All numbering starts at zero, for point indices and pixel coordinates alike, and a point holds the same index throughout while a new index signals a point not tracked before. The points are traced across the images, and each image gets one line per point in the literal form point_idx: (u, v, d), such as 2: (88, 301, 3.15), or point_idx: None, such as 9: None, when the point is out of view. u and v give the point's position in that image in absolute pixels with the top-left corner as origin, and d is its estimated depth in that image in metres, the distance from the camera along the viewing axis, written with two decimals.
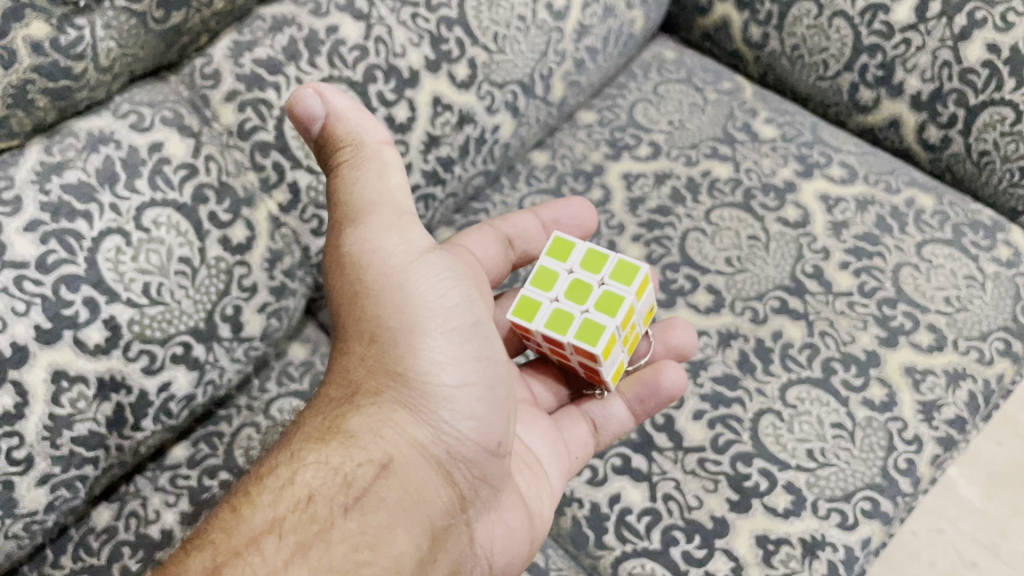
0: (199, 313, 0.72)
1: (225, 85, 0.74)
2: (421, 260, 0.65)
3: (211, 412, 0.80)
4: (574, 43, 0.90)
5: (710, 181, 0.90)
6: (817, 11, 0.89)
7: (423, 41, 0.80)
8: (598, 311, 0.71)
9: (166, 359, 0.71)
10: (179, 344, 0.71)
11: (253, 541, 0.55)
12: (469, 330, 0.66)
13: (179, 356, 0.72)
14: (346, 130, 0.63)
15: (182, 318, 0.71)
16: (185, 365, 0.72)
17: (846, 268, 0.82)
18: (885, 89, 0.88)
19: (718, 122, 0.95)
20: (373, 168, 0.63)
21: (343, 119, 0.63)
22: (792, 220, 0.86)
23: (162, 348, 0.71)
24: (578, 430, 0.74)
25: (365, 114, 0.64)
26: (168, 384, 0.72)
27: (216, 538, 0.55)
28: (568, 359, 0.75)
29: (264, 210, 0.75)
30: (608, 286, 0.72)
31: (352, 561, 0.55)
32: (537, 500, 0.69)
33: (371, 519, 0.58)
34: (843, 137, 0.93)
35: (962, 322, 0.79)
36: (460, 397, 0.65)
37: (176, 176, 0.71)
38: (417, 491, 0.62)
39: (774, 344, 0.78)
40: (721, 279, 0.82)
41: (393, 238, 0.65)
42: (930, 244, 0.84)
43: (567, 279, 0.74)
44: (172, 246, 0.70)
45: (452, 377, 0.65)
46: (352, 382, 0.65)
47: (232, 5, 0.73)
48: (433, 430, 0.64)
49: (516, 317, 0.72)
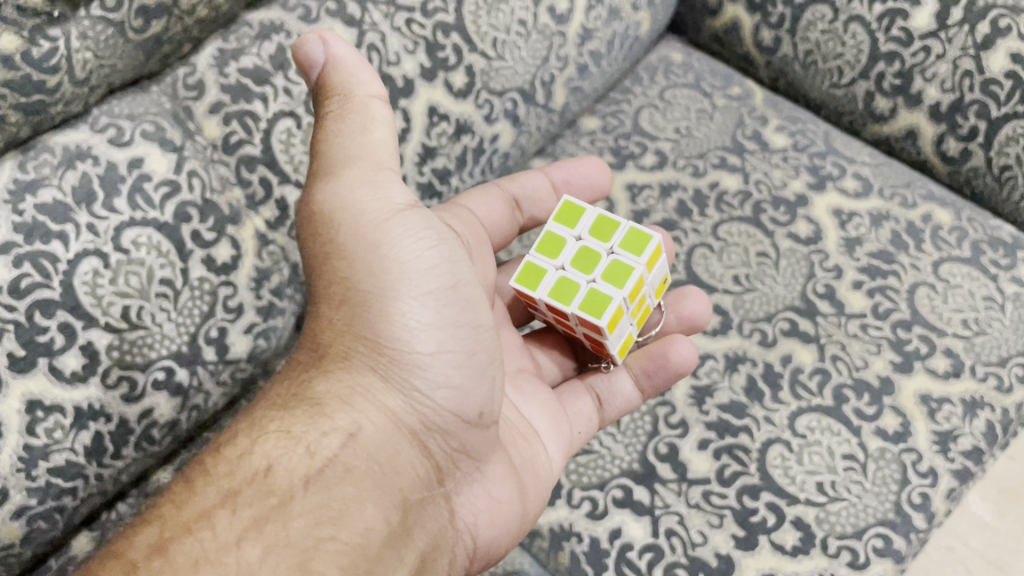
0: (182, 337, 0.69)
1: (209, 97, 0.70)
2: (398, 218, 0.62)
3: (197, 435, 0.77)
4: (578, 47, 0.86)
5: (718, 194, 0.86)
6: (832, 15, 0.85)
7: (419, 48, 0.76)
8: (605, 282, 0.70)
9: (147, 386, 0.68)
10: (160, 369, 0.68)
11: (204, 515, 0.52)
12: (445, 295, 0.62)
13: (160, 382, 0.69)
14: (339, 79, 0.60)
15: (163, 343, 0.68)
16: (167, 391, 0.69)
17: (859, 288, 0.79)
18: (903, 99, 0.84)
19: (726, 130, 0.91)
20: (357, 121, 0.60)
21: (339, 67, 0.60)
22: (803, 236, 0.82)
23: (142, 374, 0.67)
24: (583, 406, 0.73)
25: (362, 64, 0.61)
26: (151, 410, 0.69)
27: (166, 512, 0.53)
28: (573, 330, 0.74)
29: (250, 227, 0.71)
30: (617, 257, 0.71)
31: (312, 537, 0.52)
32: (526, 472, 0.67)
33: (334, 492, 0.55)
34: (857, 147, 0.89)
35: (980, 346, 0.76)
36: (435, 364, 0.62)
37: (156, 194, 0.67)
38: (388, 461, 0.59)
39: (784, 369, 0.75)
40: (729, 299, 0.79)
41: (369, 195, 0.61)
42: (947, 263, 0.80)
43: (574, 246, 0.72)
44: (153, 267, 0.67)
45: (428, 343, 0.62)
46: (323, 349, 0.63)
47: (217, 12, 0.70)
48: (405, 399, 0.62)
49: (519, 284, 0.71)
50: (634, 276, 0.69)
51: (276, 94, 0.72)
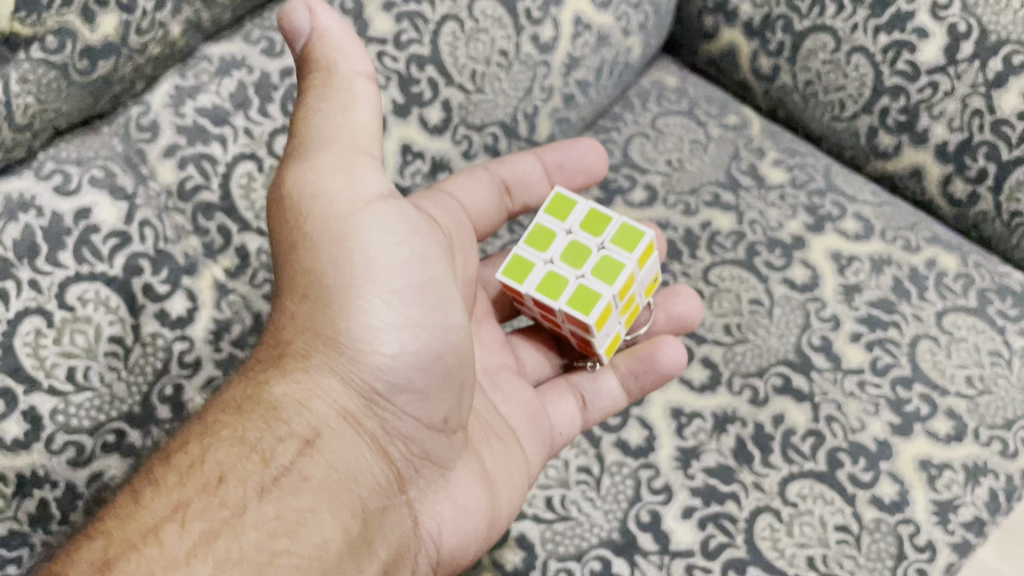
0: (134, 397, 0.64)
1: (164, 139, 0.66)
2: (367, 208, 0.58)
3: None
4: (563, 76, 0.81)
5: (710, 234, 0.81)
6: (834, 45, 0.80)
7: (391, 83, 0.72)
8: (595, 278, 0.66)
9: (96, 450, 0.63)
10: (111, 431, 0.64)
11: (151, 531, 0.48)
12: (413, 293, 0.60)
13: (111, 445, 0.64)
14: (323, 53, 0.55)
15: (113, 404, 0.64)
16: (119, 454, 0.64)
17: (857, 340, 0.75)
18: (907, 136, 0.78)
19: (721, 164, 0.86)
20: (339, 101, 0.56)
21: (326, 40, 0.55)
22: (799, 282, 0.78)
23: (91, 438, 0.63)
24: (565, 405, 0.71)
25: (352, 39, 0.56)
26: (101, 474, 0.63)
27: (111, 527, 0.49)
28: (559, 326, 0.70)
29: (208, 278, 0.67)
30: (608, 252, 0.67)
31: (266, 552, 0.49)
32: (499, 477, 0.65)
33: (292, 503, 0.52)
34: (859, 183, 0.84)
35: (984, 407, 0.71)
36: (398, 366, 0.60)
37: (105, 246, 0.63)
38: (348, 468, 0.57)
39: (775, 430, 0.71)
40: (719, 351, 0.75)
41: (341, 182, 0.57)
42: (951, 314, 0.76)
43: (564, 240, 0.68)
44: (101, 324, 0.63)
45: (392, 344, 0.59)
46: (283, 345, 0.60)
47: (172, 48, 0.65)
48: (366, 403, 0.60)
49: (506, 276, 0.67)
50: (624, 271, 0.66)
51: (236, 134, 0.67)
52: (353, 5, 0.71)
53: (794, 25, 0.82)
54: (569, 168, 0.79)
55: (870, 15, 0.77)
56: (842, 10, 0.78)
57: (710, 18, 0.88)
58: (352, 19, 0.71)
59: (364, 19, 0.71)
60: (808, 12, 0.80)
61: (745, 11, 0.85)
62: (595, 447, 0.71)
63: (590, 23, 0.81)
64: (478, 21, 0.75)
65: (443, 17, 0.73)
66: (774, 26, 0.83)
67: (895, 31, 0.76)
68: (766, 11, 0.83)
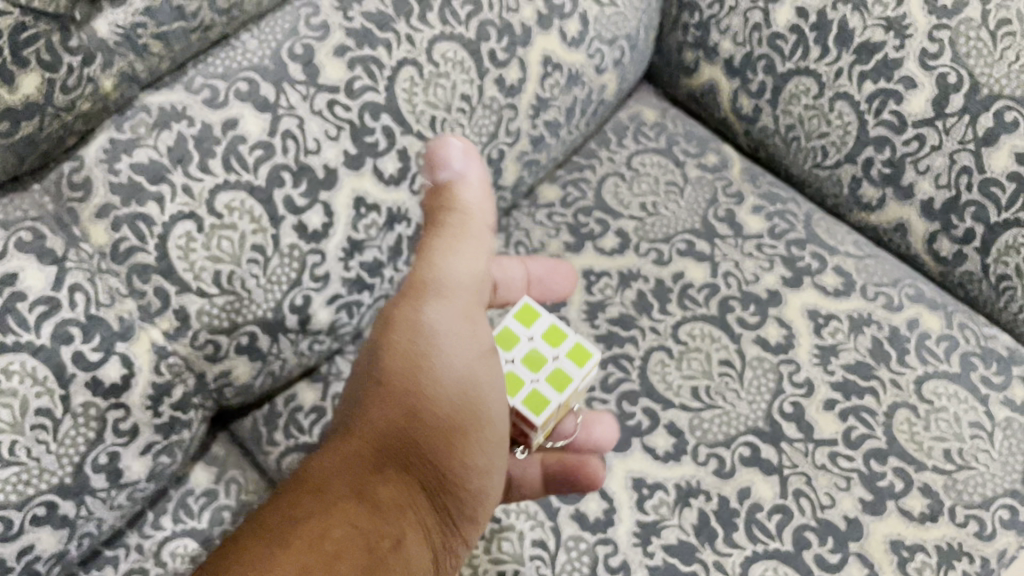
0: (64, 468, 0.61)
1: (96, 198, 0.62)
2: (489, 357, 0.62)
3: (97, 553, 0.70)
4: (531, 119, 0.78)
5: (682, 287, 0.78)
6: (817, 91, 0.75)
7: (342, 133, 0.68)
8: (547, 386, 0.64)
9: (25, 523, 0.61)
10: (41, 505, 0.61)
11: None
12: (497, 439, 0.62)
13: (41, 518, 0.61)
14: (464, 200, 0.62)
15: (42, 477, 0.60)
16: (50, 526, 0.62)
17: (831, 409, 0.71)
18: (892, 190, 0.74)
19: (698, 210, 0.82)
20: (470, 249, 0.62)
21: (470, 188, 0.63)
22: (773, 341, 0.74)
23: (19, 512, 0.60)
24: None
25: (490, 196, 0.64)
26: (31, 547, 0.62)
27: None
28: None
29: (145, 341, 0.64)
30: (561, 363, 0.65)
31: None
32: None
33: None
34: (841, 233, 0.80)
35: (962, 484, 0.68)
36: (470, 499, 0.61)
37: (31, 313, 0.59)
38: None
39: (740, 506, 0.68)
40: (685, 417, 0.71)
41: (468, 325, 0.62)
42: (931, 380, 0.72)
43: (524, 345, 0.66)
44: (27, 398, 0.59)
45: (473, 481, 0.61)
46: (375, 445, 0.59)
47: (104, 101, 0.61)
48: (438, 522, 0.60)
49: None
50: (575, 383, 0.64)
51: (174, 192, 0.63)
52: (303, 50, 0.67)
53: (777, 66, 0.77)
54: (546, 288, 0.74)
55: (856, 60, 0.73)
56: (826, 54, 0.74)
57: (690, 53, 0.84)
58: (301, 65, 0.67)
59: (315, 65, 0.67)
60: (791, 54, 0.76)
61: (726, 48, 0.80)
62: (552, 519, 0.68)
63: (559, 62, 0.77)
64: (437, 65, 0.71)
65: (400, 62, 0.70)
66: (755, 66, 0.79)
67: (881, 79, 0.72)
68: (747, 49, 0.79)
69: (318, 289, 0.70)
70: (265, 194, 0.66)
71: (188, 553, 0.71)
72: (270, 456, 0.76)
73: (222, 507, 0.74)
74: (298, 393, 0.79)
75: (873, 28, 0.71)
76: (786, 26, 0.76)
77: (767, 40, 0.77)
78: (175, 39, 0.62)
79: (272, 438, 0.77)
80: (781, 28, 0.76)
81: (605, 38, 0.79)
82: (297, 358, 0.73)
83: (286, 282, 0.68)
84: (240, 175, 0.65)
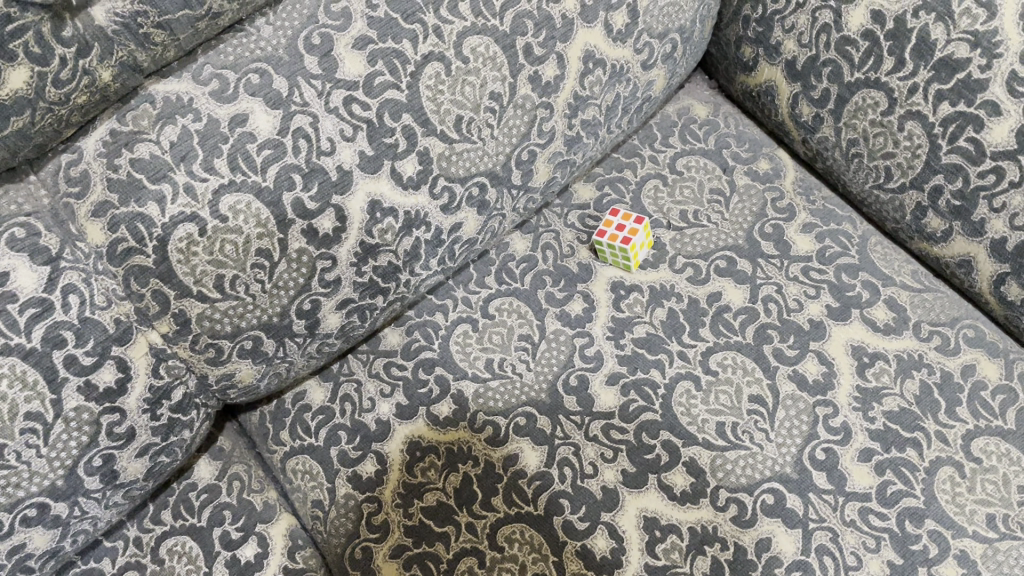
0: (57, 471, 0.58)
1: (93, 195, 0.58)
2: None
3: (96, 543, 0.67)
4: (567, 118, 0.73)
5: (717, 310, 0.74)
6: (887, 107, 0.68)
7: (359, 133, 0.63)
8: None
9: (15, 524, 0.57)
10: (31, 506, 0.58)
11: None
12: None
13: (31, 519, 0.58)
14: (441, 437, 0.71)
15: (32, 479, 0.57)
16: (41, 525, 0.59)
17: (868, 461, 0.66)
18: (960, 224, 0.68)
19: (743, 224, 0.78)
20: None
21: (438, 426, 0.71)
22: (811, 378, 0.69)
23: (8, 514, 0.57)
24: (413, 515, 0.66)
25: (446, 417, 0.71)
26: (21, 546, 0.59)
27: None
28: None
29: (143, 345, 0.61)
30: None
31: None
32: None
33: None
34: (899, 261, 0.75)
35: (1003, 555, 0.62)
36: None
37: (23, 316, 0.55)
38: None
39: (757, 558, 0.63)
40: (707, 456, 0.67)
41: None
42: (982, 436, 0.66)
43: None
44: (16, 403, 0.55)
45: None
46: None
47: (103, 92, 0.56)
48: None
49: None
50: None
51: (175, 193, 0.59)
52: (321, 39, 0.61)
53: (844, 74, 0.70)
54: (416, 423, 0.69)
55: (934, 78, 0.64)
56: (901, 67, 0.66)
57: (749, 49, 0.78)
58: (318, 57, 0.61)
59: (333, 57, 0.61)
60: (861, 63, 0.68)
61: (790, 48, 0.74)
62: (557, 554, 0.65)
63: (602, 57, 0.71)
64: (467, 61, 0.65)
65: (426, 57, 0.64)
66: (820, 71, 0.72)
67: (961, 102, 0.63)
68: (812, 52, 0.72)
69: (328, 294, 0.66)
70: (273, 196, 0.61)
71: (186, 552, 0.67)
72: (275, 457, 0.72)
73: (222, 507, 0.70)
74: (308, 391, 0.74)
75: (957, 43, 0.62)
76: (858, 30, 0.68)
77: (836, 45, 0.70)
78: (179, 28, 0.56)
79: (279, 437, 0.73)
80: (853, 33, 0.68)
81: (655, 31, 0.73)
82: (305, 361, 0.71)
83: (293, 289, 0.64)
84: (247, 177, 0.60)
